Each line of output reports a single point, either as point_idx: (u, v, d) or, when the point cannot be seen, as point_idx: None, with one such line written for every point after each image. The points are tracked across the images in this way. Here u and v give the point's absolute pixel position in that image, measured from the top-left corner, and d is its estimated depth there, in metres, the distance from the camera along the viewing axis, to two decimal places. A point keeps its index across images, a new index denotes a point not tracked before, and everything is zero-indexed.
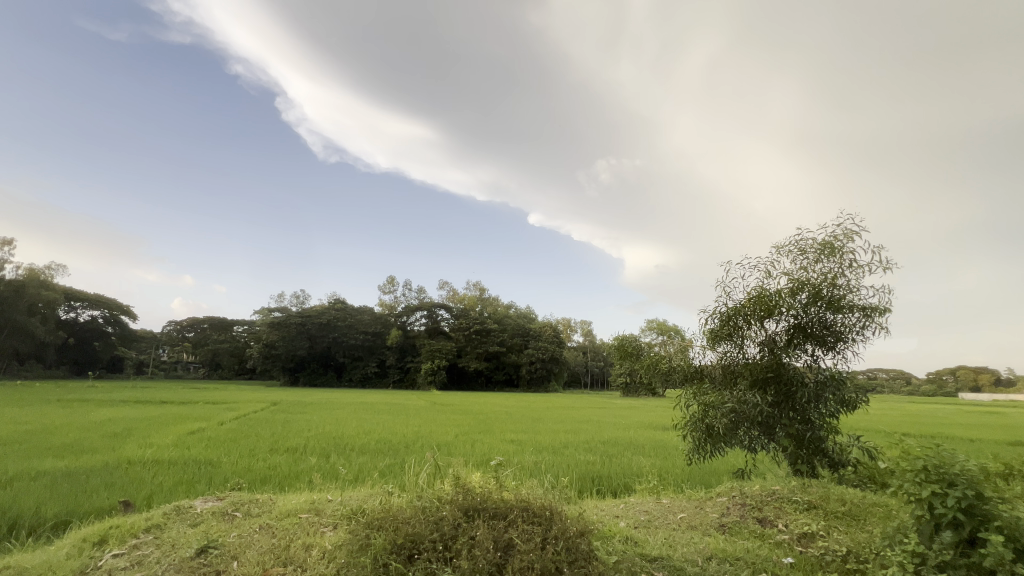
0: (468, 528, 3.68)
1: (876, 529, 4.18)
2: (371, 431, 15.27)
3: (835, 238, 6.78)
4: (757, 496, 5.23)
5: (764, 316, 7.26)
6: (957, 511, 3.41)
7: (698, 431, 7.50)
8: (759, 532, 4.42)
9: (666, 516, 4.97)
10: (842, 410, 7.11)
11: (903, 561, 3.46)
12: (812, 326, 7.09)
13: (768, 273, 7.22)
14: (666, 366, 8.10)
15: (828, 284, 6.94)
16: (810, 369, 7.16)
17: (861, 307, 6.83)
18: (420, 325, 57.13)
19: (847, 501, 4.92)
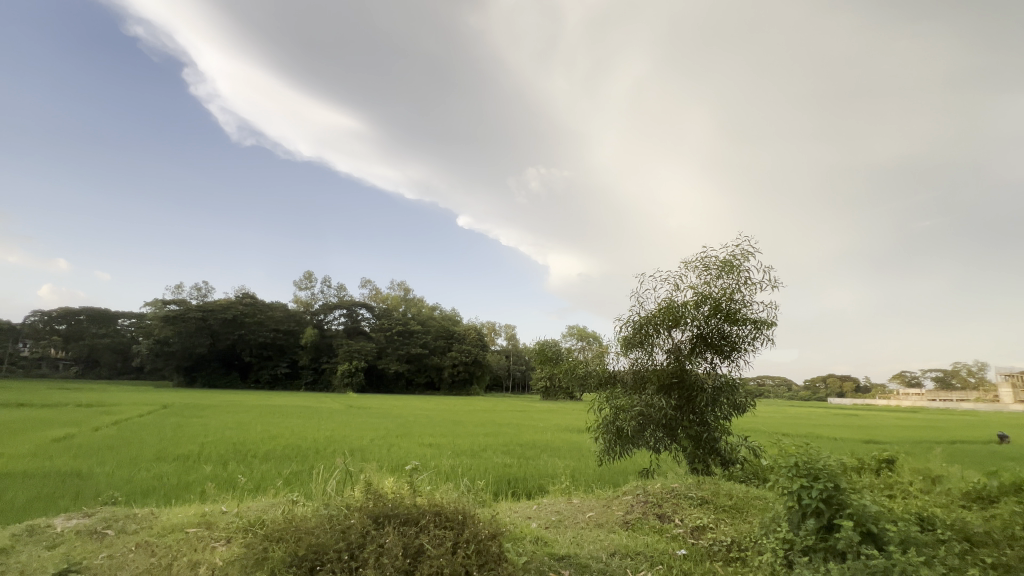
0: (377, 535, 3.57)
1: (756, 520, 4.66)
2: (278, 436, 14.25)
3: (733, 257, 7.50)
4: (658, 493, 5.61)
5: (671, 326, 7.84)
6: (819, 501, 3.91)
7: (608, 433, 7.90)
8: (658, 526, 4.75)
9: (575, 516, 5.16)
10: (734, 413, 7.84)
11: (775, 548, 3.89)
12: (712, 336, 7.77)
13: (677, 286, 7.81)
14: (583, 370, 8.44)
15: (727, 298, 7.66)
16: (708, 375, 7.82)
17: (753, 320, 7.60)
18: (339, 324, 54.46)
19: (733, 495, 5.44)
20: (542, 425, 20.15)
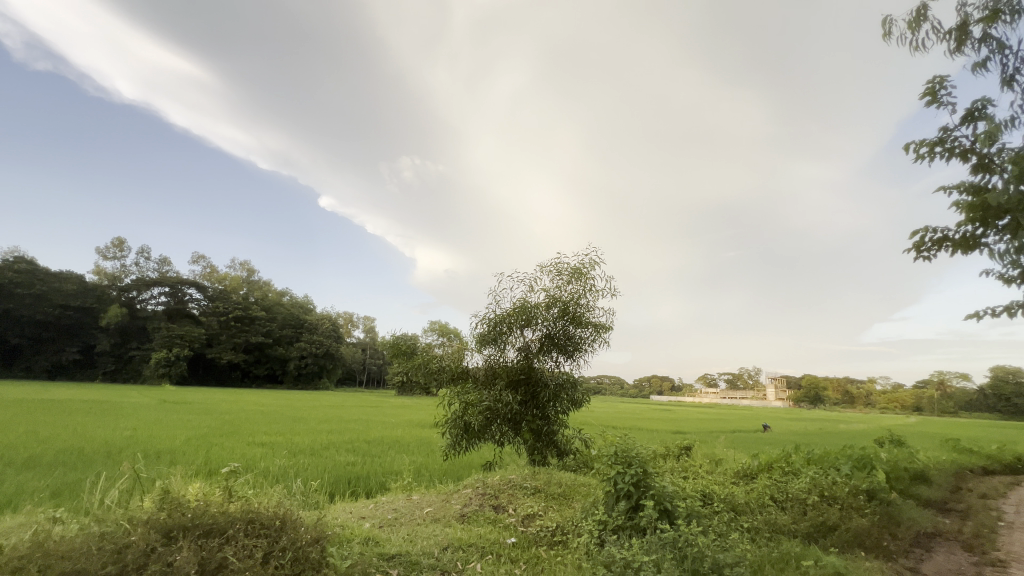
0: (165, 552, 3.00)
1: (578, 505, 5.12)
2: (49, 437, 11.32)
3: (583, 265, 8.16)
4: (496, 485, 5.81)
5: (523, 325, 8.24)
6: (630, 485, 4.46)
7: (456, 428, 7.98)
8: (492, 517, 4.89)
9: (412, 513, 5.04)
10: (572, 409, 8.52)
11: (592, 529, 4.30)
12: (558, 336, 8.34)
13: (531, 287, 8.23)
14: (436, 365, 8.38)
15: (573, 302, 8.31)
16: (552, 372, 8.36)
17: (594, 323, 8.36)
18: (156, 304, 45.80)
19: (562, 484, 5.90)
20: (393, 421, 19.52)
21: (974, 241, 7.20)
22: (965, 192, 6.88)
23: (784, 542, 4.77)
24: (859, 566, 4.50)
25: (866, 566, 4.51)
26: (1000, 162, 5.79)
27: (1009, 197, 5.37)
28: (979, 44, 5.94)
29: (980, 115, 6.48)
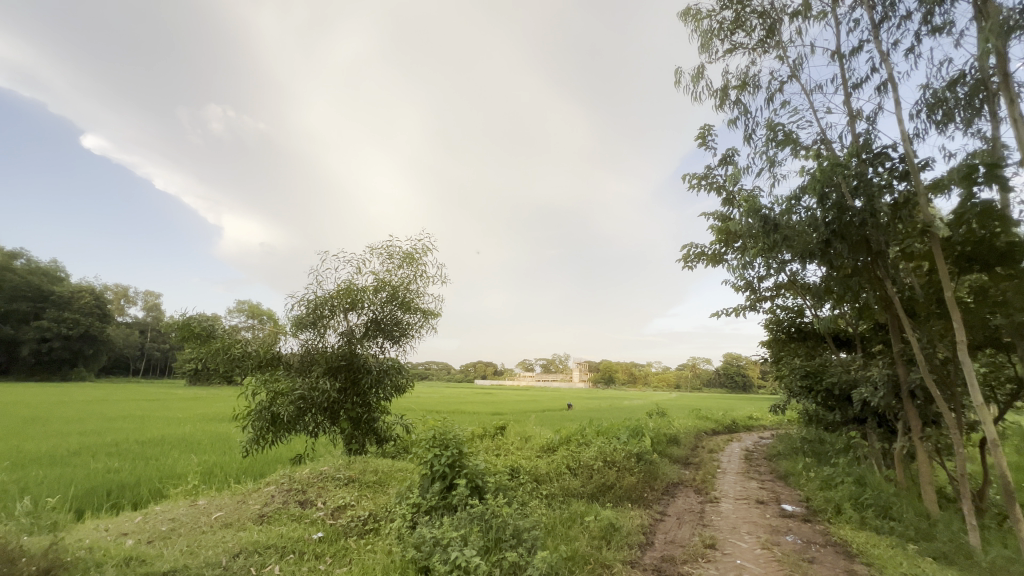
0: None
1: (393, 491, 5.10)
2: None
3: (415, 251, 8.09)
4: (304, 479, 5.41)
5: (348, 309, 7.80)
6: (445, 466, 4.66)
7: (260, 421, 7.13)
8: (297, 514, 4.52)
9: (195, 521, 4.34)
10: (394, 395, 8.37)
11: (405, 513, 4.34)
12: (385, 321, 8.11)
13: (359, 270, 7.84)
14: (239, 351, 7.34)
15: (403, 288, 8.19)
16: (376, 359, 8.09)
17: (422, 309, 8.37)
18: None
19: (379, 471, 5.80)
20: (179, 416, 16.51)
21: (720, 258, 9.37)
22: (717, 219, 8.89)
23: (573, 503, 5.55)
24: (627, 515, 5.53)
25: (631, 514, 5.58)
26: (737, 199, 7.64)
27: (742, 226, 7.14)
28: (732, 105, 7.72)
29: (730, 161, 8.44)
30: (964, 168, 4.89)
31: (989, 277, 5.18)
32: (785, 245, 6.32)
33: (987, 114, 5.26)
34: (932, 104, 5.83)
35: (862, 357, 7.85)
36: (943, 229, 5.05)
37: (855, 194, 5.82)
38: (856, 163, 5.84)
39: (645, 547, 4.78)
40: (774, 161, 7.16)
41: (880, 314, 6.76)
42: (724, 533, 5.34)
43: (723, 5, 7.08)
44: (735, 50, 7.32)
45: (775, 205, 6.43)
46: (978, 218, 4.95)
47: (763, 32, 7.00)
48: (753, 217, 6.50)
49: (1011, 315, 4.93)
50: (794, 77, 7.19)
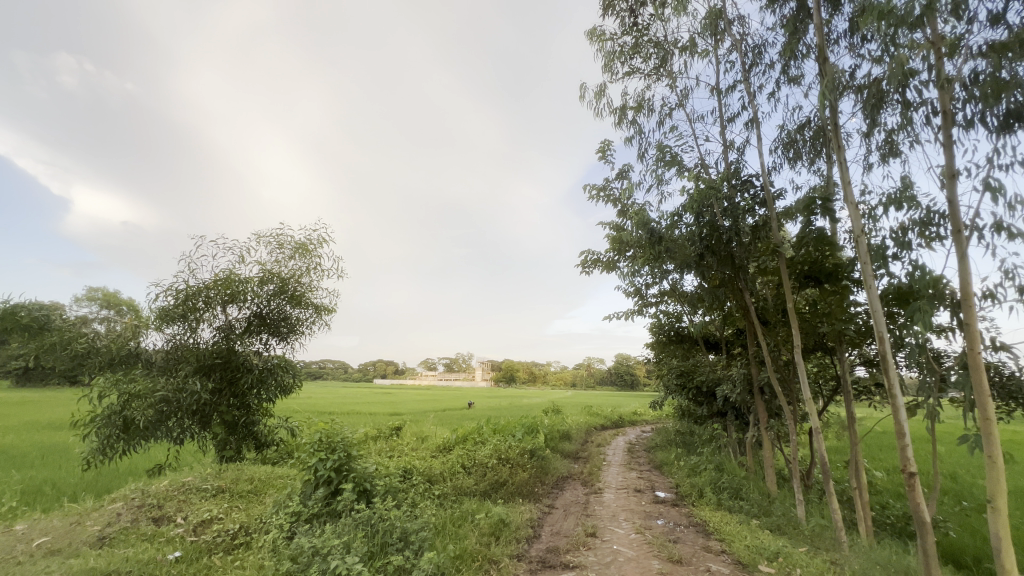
0: None
1: (270, 500, 4.70)
2: None
3: (309, 242, 7.57)
4: (161, 492, 4.77)
5: (226, 301, 7.05)
6: (330, 470, 4.42)
7: (108, 428, 6.13)
8: (150, 533, 3.97)
9: (8, 550, 3.59)
10: (279, 396, 7.72)
11: (282, 523, 4.02)
12: (270, 316, 7.47)
13: (242, 258, 7.13)
14: (84, 346, 6.26)
15: (293, 280, 7.61)
16: (259, 357, 7.40)
17: (315, 304, 7.85)
18: None
19: (255, 479, 5.32)
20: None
21: (613, 265, 10.05)
22: (612, 228, 9.53)
23: (465, 502, 5.58)
24: (517, 510, 5.71)
25: (521, 509, 5.75)
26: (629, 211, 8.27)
27: (633, 236, 7.75)
28: (629, 125, 8.34)
29: (625, 175, 9.11)
30: (805, 199, 5.82)
31: (820, 292, 6.18)
32: (668, 256, 6.99)
33: (823, 157, 6.31)
34: (785, 143, 6.84)
35: (726, 358, 8.93)
36: (788, 250, 5.95)
37: (725, 214, 6.60)
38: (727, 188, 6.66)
39: (532, 540, 4.96)
40: (662, 179, 7.88)
41: (740, 321, 7.75)
42: (605, 521, 5.74)
43: (624, 30, 7.61)
44: (633, 74, 7.91)
45: (661, 219, 7.09)
46: (814, 242, 5.92)
47: (657, 61, 7.67)
48: (642, 229, 7.10)
49: (832, 324, 5.96)
50: (681, 105, 7.98)
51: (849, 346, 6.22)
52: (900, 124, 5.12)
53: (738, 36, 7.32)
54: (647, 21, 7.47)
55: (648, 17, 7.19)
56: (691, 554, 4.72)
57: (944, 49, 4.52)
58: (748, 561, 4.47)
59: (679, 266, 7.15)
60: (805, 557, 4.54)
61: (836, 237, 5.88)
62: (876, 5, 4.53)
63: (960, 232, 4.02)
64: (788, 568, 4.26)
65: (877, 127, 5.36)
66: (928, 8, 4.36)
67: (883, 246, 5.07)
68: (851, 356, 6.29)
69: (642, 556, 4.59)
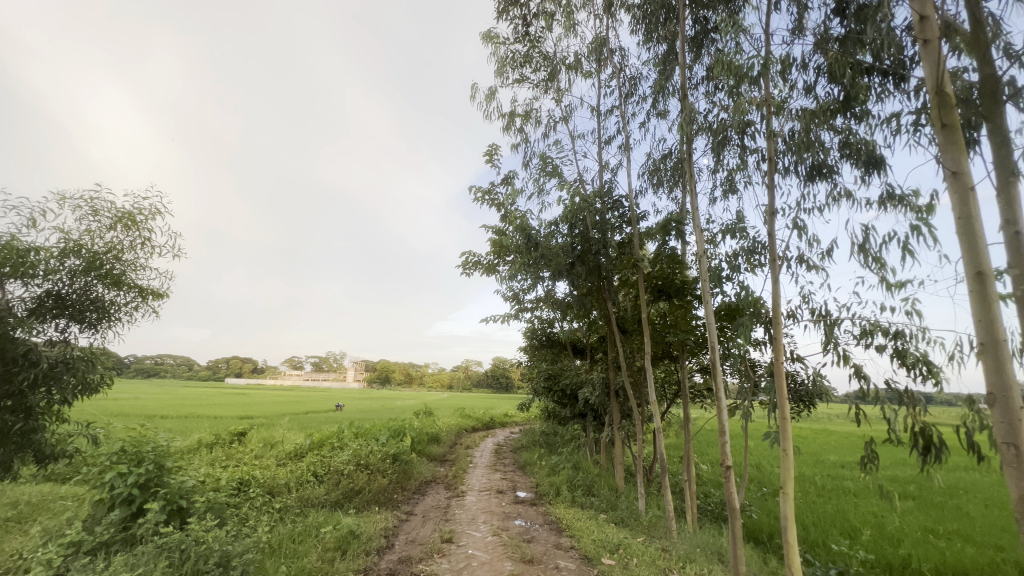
0: None
1: (41, 529, 3.70)
2: None
3: (136, 212, 6.30)
4: None
5: (4, 275, 5.47)
6: (132, 487, 3.62)
7: None
8: None
9: None
10: (78, 396, 6.20)
11: (51, 558, 3.16)
12: (72, 298, 6.01)
13: (34, 223, 5.64)
14: None
15: (110, 256, 6.26)
16: (51, 348, 5.87)
17: (138, 287, 6.55)
18: None
19: (20, 501, 4.17)
20: None
21: (493, 268, 10.14)
22: (494, 231, 9.62)
23: (311, 514, 5.05)
24: (370, 519, 5.32)
25: (375, 518, 5.40)
26: (511, 217, 8.41)
27: (512, 241, 7.86)
28: (516, 132, 8.51)
29: (510, 181, 9.26)
30: (662, 221, 6.46)
31: (669, 305, 6.89)
32: (543, 263, 7.25)
33: (679, 187, 7.08)
34: (651, 170, 7.55)
35: (589, 363, 9.54)
36: (646, 266, 6.55)
37: (595, 228, 7.02)
38: (599, 204, 7.12)
39: (383, 552, 4.65)
40: (543, 189, 8.15)
41: (603, 329, 8.34)
42: (463, 526, 5.63)
43: (517, 38, 7.73)
44: (522, 82, 8.07)
45: (539, 227, 7.30)
46: (667, 260, 6.60)
47: (546, 74, 7.92)
48: (521, 235, 7.25)
49: (677, 334, 6.70)
50: (565, 121, 8.36)
51: (689, 355, 7.03)
52: (738, 165, 5.94)
53: (618, 66, 7.92)
54: (539, 34, 7.68)
55: (540, 30, 7.40)
56: (542, 553, 4.83)
57: (773, 107, 5.35)
58: (593, 555, 4.72)
59: (552, 273, 7.41)
60: (641, 547, 4.93)
61: (684, 258, 6.61)
62: (726, 59, 5.20)
63: (774, 261, 4.75)
64: (626, 558, 4.58)
65: (721, 166, 6.16)
66: (764, 70, 5.12)
67: (719, 269, 5.82)
68: (689, 363, 7.13)
69: (495, 559, 4.56)
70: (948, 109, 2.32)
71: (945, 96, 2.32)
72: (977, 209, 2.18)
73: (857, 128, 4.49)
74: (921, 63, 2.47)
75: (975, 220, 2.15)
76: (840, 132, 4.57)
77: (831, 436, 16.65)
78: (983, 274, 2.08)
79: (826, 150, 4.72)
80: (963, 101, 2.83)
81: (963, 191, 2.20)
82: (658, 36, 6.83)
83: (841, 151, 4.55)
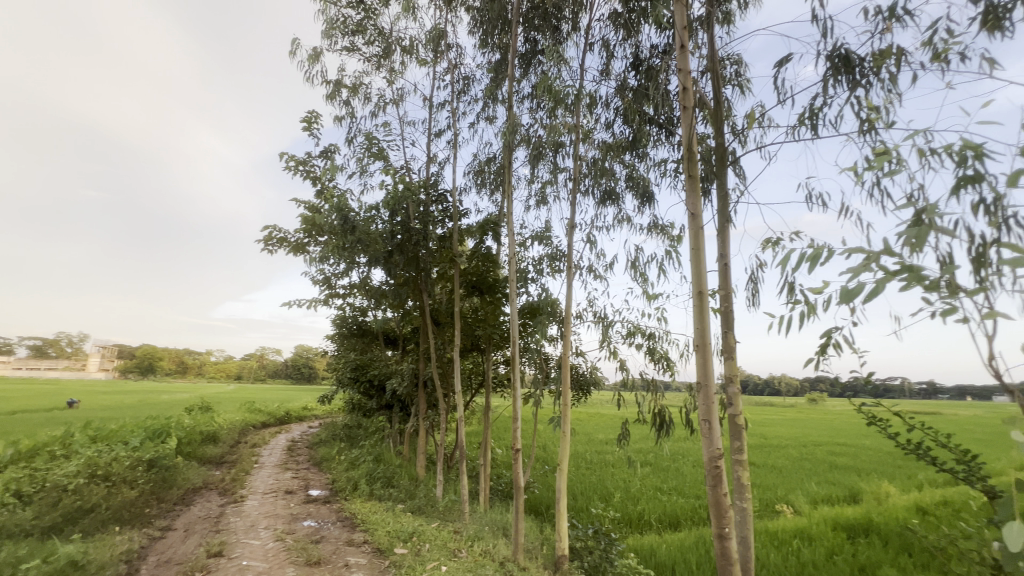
0: None
1: None
2: None
3: None
4: None
5: None
6: None
7: None
8: None
9: None
10: None
11: None
12: None
13: None
14: None
15: None
16: None
17: None
18: None
19: None
20: None
21: (302, 248, 9.19)
22: (307, 207, 8.72)
23: (8, 547, 3.81)
24: (104, 543, 4.26)
25: (114, 540, 4.36)
26: (327, 193, 7.75)
27: (326, 221, 7.27)
28: (341, 103, 7.87)
29: (329, 155, 8.52)
30: (482, 221, 6.80)
31: (481, 301, 7.29)
32: (360, 248, 6.88)
33: (499, 190, 7.54)
34: (475, 170, 7.85)
35: (401, 353, 9.44)
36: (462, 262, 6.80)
37: (416, 218, 6.96)
38: (423, 196, 7.10)
39: None
40: (366, 170, 7.73)
41: (417, 320, 8.35)
42: (237, 535, 4.97)
43: (349, 3, 7.15)
44: (352, 52, 7.50)
45: (358, 210, 6.92)
46: (482, 258, 6.98)
47: (379, 50, 7.52)
48: (336, 216, 6.76)
49: (487, 327, 7.16)
50: (396, 104, 8.08)
51: (495, 348, 7.56)
52: (549, 180, 6.63)
53: (452, 62, 8.00)
54: (375, 6, 7.25)
55: (375, 2, 6.98)
56: (331, 552, 4.59)
57: (580, 134, 6.12)
58: (385, 547, 4.68)
59: (367, 259, 7.09)
60: (435, 532, 5.09)
61: (498, 257, 7.09)
62: (548, 82, 5.74)
63: (570, 268, 5.45)
64: (418, 545, 4.67)
65: (536, 178, 6.78)
66: (576, 100, 5.81)
67: (526, 271, 6.39)
68: (494, 355, 7.67)
69: (275, 567, 4.16)
70: (693, 164, 3.00)
71: (692, 152, 3.00)
72: (703, 242, 2.87)
73: (638, 165, 5.47)
74: (680, 125, 3.13)
75: (701, 251, 2.83)
76: (626, 167, 5.50)
77: (601, 419, 19.94)
78: (702, 293, 2.75)
79: (616, 179, 5.62)
80: (705, 159, 3.71)
81: (696, 228, 2.87)
82: (492, 44, 7.15)
83: (626, 183, 5.48)
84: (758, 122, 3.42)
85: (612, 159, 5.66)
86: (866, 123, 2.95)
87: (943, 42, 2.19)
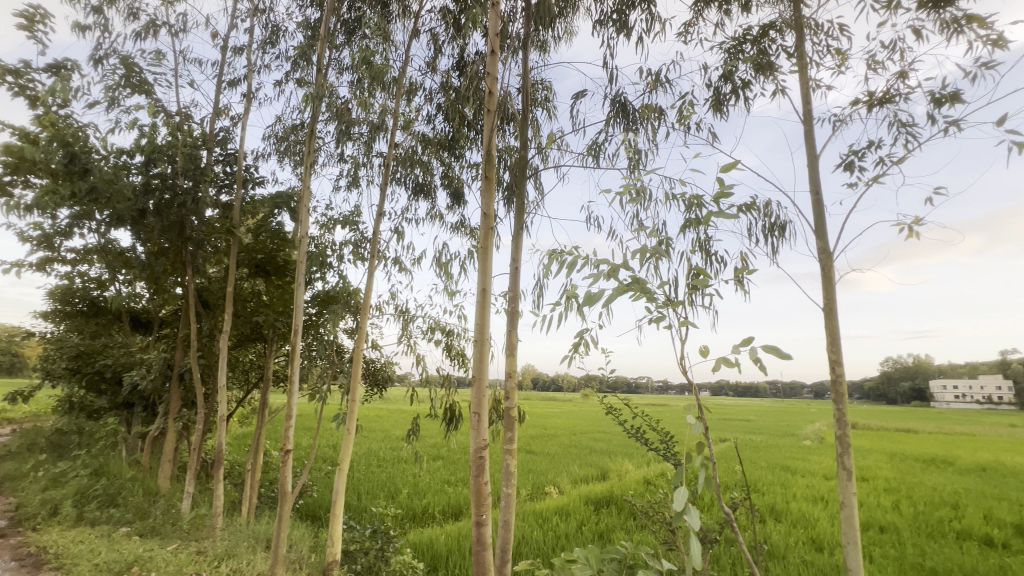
0: None
1: None
2: None
3: None
4: None
5: None
6: None
7: None
8: None
9: None
10: None
11: None
12: None
13: None
14: None
15: None
16: None
17: None
18: None
19: None
20: None
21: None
22: (15, 135, 6.36)
23: None
24: None
25: None
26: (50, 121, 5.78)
27: (41, 158, 5.39)
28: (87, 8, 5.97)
29: (62, 73, 6.38)
30: (275, 193, 5.94)
31: (267, 284, 6.38)
32: (95, 200, 5.30)
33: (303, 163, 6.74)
34: (278, 136, 6.87)
35: (151, 340, 7.62)
36: (245, 236, 5.83)
37: (188, 176, 5.72)
38: (201, 150, 5.87)
39: None
40: (118, 103, 6.02)
41: (179, 301, 6.85)
42: None
43: None
44: None
45: (98, 150, 5.34)
46: (271, 235, 6.12)
47: None
48: (59, 152, 5.12)
49: (270, 313, 6.29)
50: (174, 32, 6.53)
51: (280, 338, 6.69)
52: (362, 162, 6.19)
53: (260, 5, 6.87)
54: None
55: None
56: None
57: (400, 122, 5.89)
58: None
59: (106, 215, 5.50)
60: (169, 555, 4.18)
61: (292, 237, 6.29)
62: (368, 58, 5.36)
63: (373, 257, 5.17)
64: None
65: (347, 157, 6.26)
66: (398, 84, 5.57)
67: (325, 255, 5.82)
68: (279, 348, 6.79)
69: None
70: (491, 167, 3.12)
71: (491, 156, 3.12)
72: (492, 243, 3.00)
73: (454, 165, 5.51)
74: (484, 128, 3.23)
75: (489, 251, 2.94)
76: (442, 164, 5.49)
77: (401, 414, 19.73)
78: (485, 291, 2.86)
79: (430, 175, 5.56)
80: (509, 169, 3.92)
81: (487, 228, 2.98)
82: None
83: (439, 179, 5.47)
84: (556, 144, 3.76)
85: (428, 153, 5.59)
86: (633, 163, 3.51)
87: (685, 109, 2.73)
